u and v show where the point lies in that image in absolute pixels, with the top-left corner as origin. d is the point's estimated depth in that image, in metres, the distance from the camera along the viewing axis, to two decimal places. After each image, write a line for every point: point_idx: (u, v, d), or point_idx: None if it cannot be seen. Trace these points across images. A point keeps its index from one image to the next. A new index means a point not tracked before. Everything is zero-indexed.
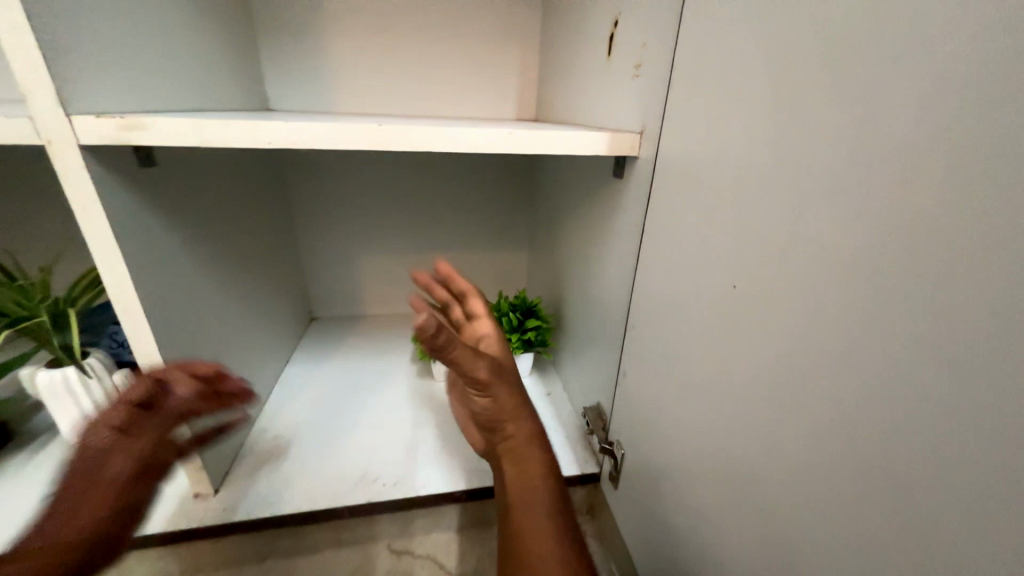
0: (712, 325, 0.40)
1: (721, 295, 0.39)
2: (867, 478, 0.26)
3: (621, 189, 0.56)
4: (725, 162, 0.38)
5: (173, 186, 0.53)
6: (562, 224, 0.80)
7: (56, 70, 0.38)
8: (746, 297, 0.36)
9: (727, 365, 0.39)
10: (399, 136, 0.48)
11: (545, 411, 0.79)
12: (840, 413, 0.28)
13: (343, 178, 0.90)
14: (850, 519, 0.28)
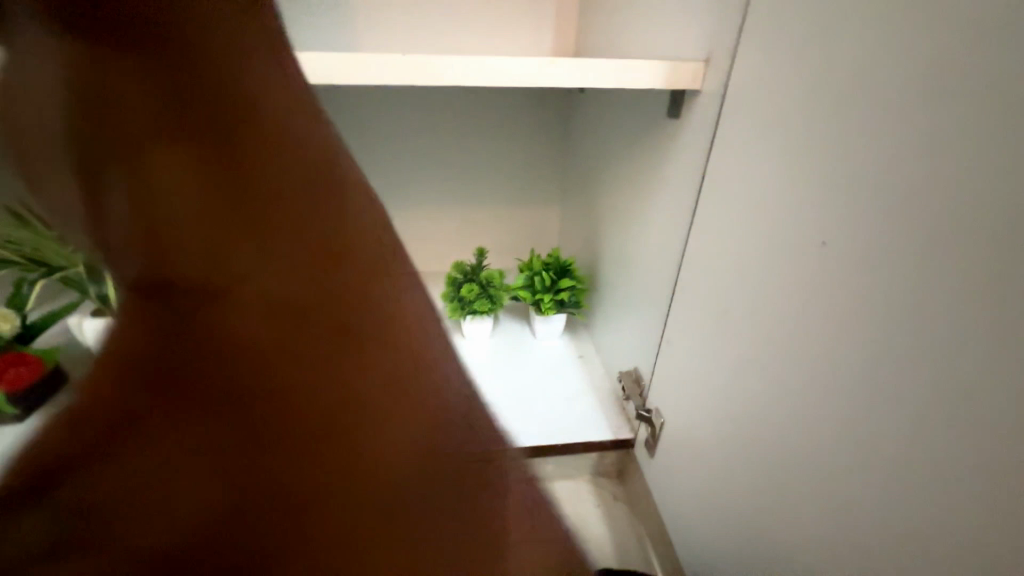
0: (789, 285, 0.35)
1: (805, 250, 0.34)
2: (1002, 455, 0.23)
3: (675, 131, 0.49)
4: (823, 89, 0.32)
5: None
6: (603, 174, 0.73)
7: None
8: (843, 253, 0.31)
9: (807, 332, 0.34)
10: (426, 70, 0.42)
11: (578, 373, 0.76)
12: (965, 383, 0.24)
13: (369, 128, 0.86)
14: (970, 501, 0.24)
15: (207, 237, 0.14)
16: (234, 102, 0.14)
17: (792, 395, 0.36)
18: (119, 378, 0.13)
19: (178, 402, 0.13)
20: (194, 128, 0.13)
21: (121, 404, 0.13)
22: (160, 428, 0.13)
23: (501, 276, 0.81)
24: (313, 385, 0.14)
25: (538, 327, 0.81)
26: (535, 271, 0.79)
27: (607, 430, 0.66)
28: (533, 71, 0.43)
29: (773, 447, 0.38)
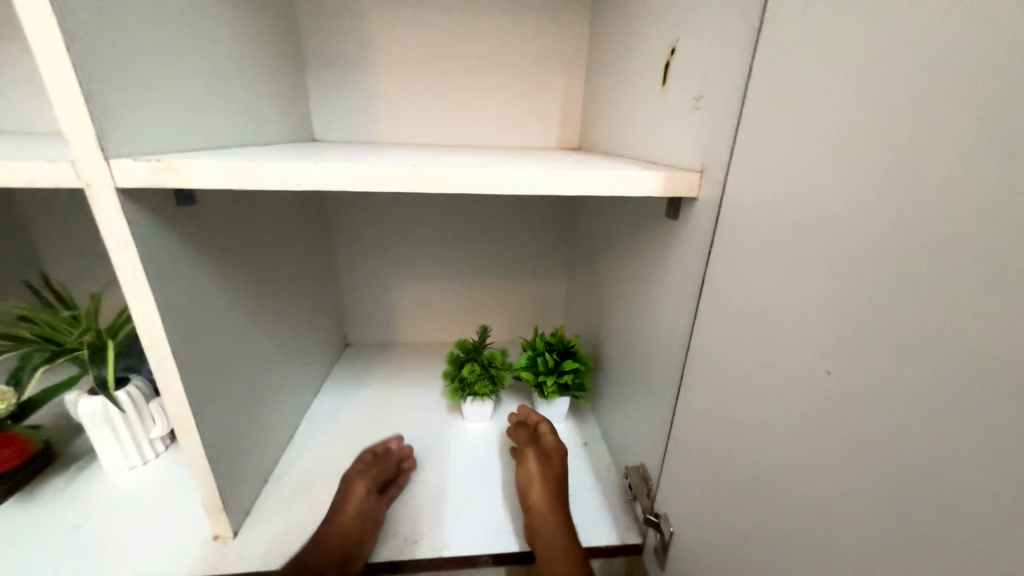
0: (797, 406, 0.32)
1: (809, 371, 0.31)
2: None
3: (676, 231, 0.50)
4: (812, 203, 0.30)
5: (214, 226, 0.53)
6: (607, 258, 0.74)
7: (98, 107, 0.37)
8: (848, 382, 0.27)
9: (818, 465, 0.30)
10: (434, 179, 0.44)
11: (582, 463, 0.73)
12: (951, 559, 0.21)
13: (386, 208, 0.91)
14: None
15: (546, 488, 0.62)
16: (554, 455, 0.68)
17: (787, 525, 0.32)
18: (532, 510, 0.60)
19: (531, 515, 0.60)
20: (548, 465, 0.66)
21: (534, 519, 0.59)
22: (548, 530, 0.58)
23: (502, 355, 0.80)
24: (558, 521, 0.59)
25: (542, 410, 0.79)
26: (537, 352, 0.77)
27: (613, 533, 0.61)
28: (533, 179, 0.45)
29: None
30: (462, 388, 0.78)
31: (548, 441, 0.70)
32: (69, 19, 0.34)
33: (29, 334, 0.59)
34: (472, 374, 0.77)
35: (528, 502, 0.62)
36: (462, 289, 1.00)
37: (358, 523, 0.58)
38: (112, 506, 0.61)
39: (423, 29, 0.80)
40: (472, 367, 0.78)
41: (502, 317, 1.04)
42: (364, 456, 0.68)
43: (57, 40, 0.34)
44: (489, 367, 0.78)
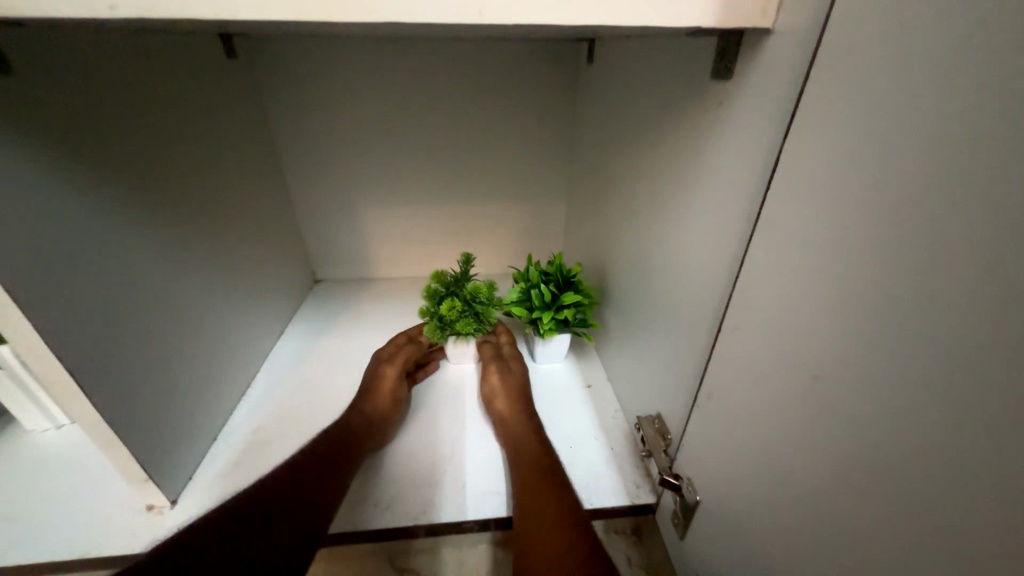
0: (953, 354, 0.19)
1: (1002, 295, 0.17)
2: None
3: (724, 100, 0.34)
4: None
5: (62, 112, 0.37)
6: (618, 163, 0.58)
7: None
8: None
9: (994, 454, 0.17)
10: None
11: (585, 409, 0.63)
12: None
13: (344, 113, 0.74)
14: None
15: (511, 399, 0.59)
16: (518, 367, 0.64)
17: (896, 527, 0.21)
18: (502, 424, 0.57)
19: (504, 429, 0.57)
20: (512, 377, 0.62)
21: (506, 431, 0.56)
22: (519, 445, 0.54)
23: (491, 288, 0.67)
24: (530, 433, 0.55)
25: (539, 349, 0.67)
26: (532, 283, 0.64)
27: (621, 494, 0.52)
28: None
29: None
30: (442, 327, 0.65)
31: (512, 353, 0.66)
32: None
33: None
34: (453, 311, 0.64)
35: (497, 415, 0.58)
36: (442, 212, 0.86)
37: (391, 404, 0.59)
38: (31, 473, 0.52)
39: None
40: (453, 302, 0.64)
41: (490, 245, 0.91)
42: (390, 345, 0.66)
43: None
44: (474, 303, 0.66)
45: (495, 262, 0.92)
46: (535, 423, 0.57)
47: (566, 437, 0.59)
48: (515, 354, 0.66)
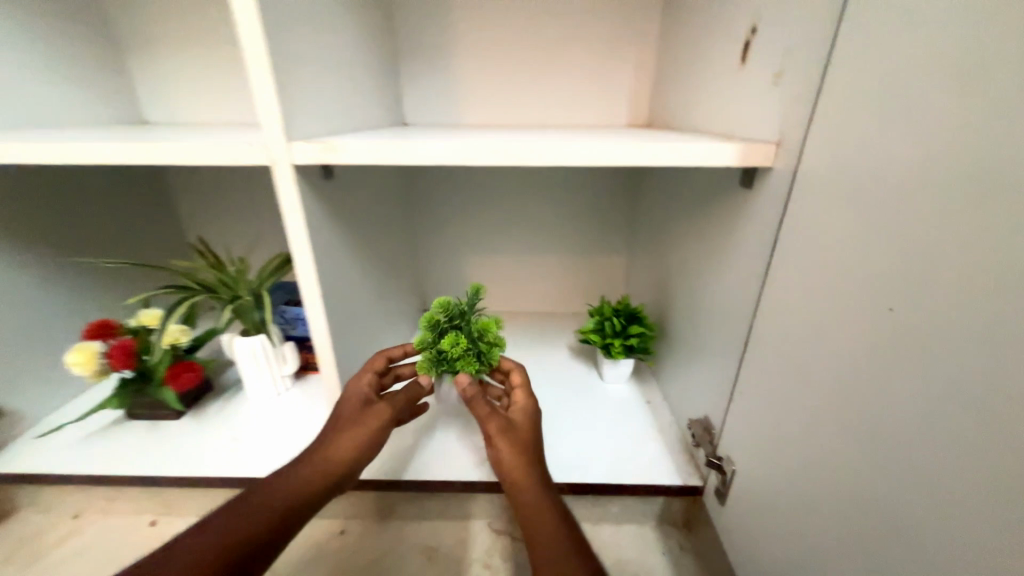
0: (869, 345, 0.36)
1: (881, 312, 0.35)
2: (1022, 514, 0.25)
3: (750, 199, 0.54)
4: (889, 170, 0.34)
5: (342, 196, 0.64)
6: (674, 229, 0.78)
7: (282, 93, 0.48)
8: (913, 320, 0.32)
9: (885, 388, 0.35)
10: (535, 154, 0.53)
11: (644, 419, 0.80)
12: (996, 449, 0.27)
13: (465, 186, 1.00)
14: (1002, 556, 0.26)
15: (517, 458, 0.57)
16: (524, 419, 0.61)
17: (852, 448, 0.38)
18: (510, 483, 0.56)
19: (512, 488, 0.56)
20: (518, 433, 0.59)
21: (515, 493, 0.55)
22: (531, 509, 0.53)
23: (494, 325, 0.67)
24: (539, 497, 0.54)
25: (608, 370, 0.85)
26: (605, 317, 0.83)
27: (675, 477, 0.68)
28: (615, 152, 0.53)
29: (850, 505, 0.38)
30: (439, 362, 0.65)
31: (519, 404, 0.62)
32: (266, 20, 0.44)
33: (202, 285, 0.75)
34: (455, 348, 0.64)
35: (503, 474, 0.57)
36: (528, 260, 1.08)
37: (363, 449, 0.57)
38: (259, 425, 0.77)
39: (505, 14, 0.87)
40: (454, 337, 0.65)
41: (564, 288, 1.11)
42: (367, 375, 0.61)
43: (262, 34, 0.44)
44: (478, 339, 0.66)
45: (567, 302, 1.13)
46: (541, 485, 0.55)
47: (629, 437, 0.76)
48: (523, 405, 0.62)
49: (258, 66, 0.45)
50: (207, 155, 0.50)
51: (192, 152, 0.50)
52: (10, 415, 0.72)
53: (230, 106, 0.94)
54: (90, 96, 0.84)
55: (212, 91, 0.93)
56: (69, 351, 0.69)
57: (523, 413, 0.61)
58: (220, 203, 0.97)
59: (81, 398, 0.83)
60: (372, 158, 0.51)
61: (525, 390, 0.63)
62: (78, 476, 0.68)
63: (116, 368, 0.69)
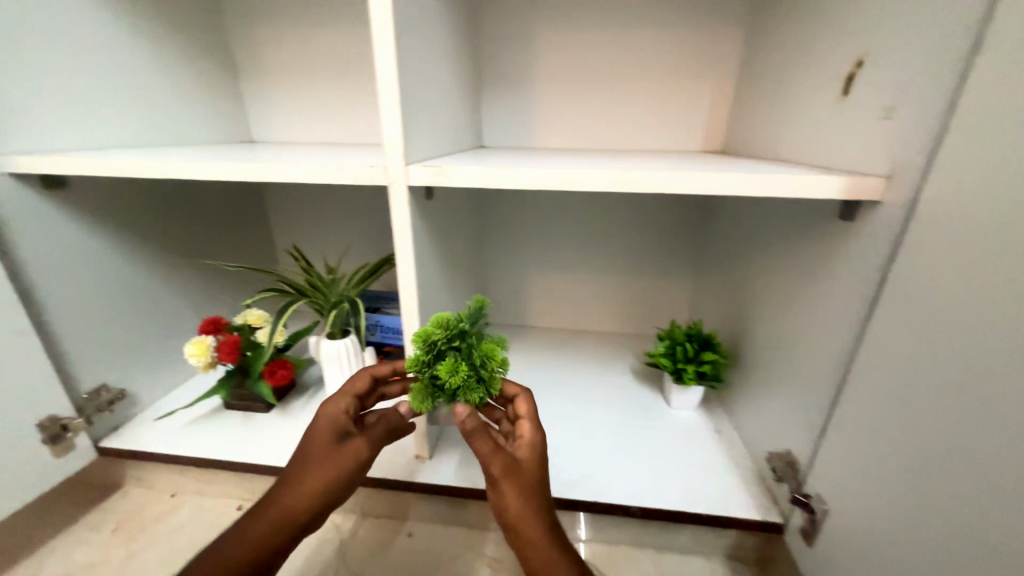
0: (996, 388, 0.35)
1: (1010, 356, 0.34)
2: None
3: (850, 232, 0.53)
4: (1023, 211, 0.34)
5: (436, 214, 0.68)
6: (754, 256, 0.77)
7: (403, 122, 0.53)
8: None
9: (1014, 435, 0.33)
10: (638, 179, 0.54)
11: (716, 447, 0.77)
12: None
13: (536, 205, 1.04)
14: None
15: (523, 506, 0.52)
16: (532, 457, 0.55)
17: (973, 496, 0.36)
18: (516, 530, 0.52)
19: (517, 534, 0.52)
20: (526, 479, 0.53)
21: (521, 540, 0.51)
22: (539, 559, 0.50)
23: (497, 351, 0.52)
24: (548, 547, 0.51)
25: (677, 395, 0.84)
26: (677, 341, 0.83)
27: (753, 510, 0.66)
28: (716, 182, 0.53)
29: (971, 558, 0.36)
30: (435, 392, 0.51)
31: (529, 440, 0.56)
32: (400, 59, 0.50)
33: (299, 290, 0.81)
34: (449, 377, 0.49)
35: (507, 521, 0.52)
36: (591, 280, 1.10)
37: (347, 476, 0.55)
38: None
39: (585, 45, 0.91)
40: (454, 364, 0.50)
41: (627, 309, 1.11)
42: (348, 396, 0.59)
43: (396, 71, 0.50)
44: (480, 366, 0.51)
45: (629, 323, 1.12)
46: (549, 532, 0.52)
47: (700, 465, 0.74)
48: (532, 442, 0.55)
49: (389, 100, 0.51)
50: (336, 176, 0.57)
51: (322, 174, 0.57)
52: (128, 396, 0.81)
53: (326, 127, 1.03)
54: (212, 117, 0.95)
55: (311, 115, 1.03)
56: (187, 343, 0.77)
57: (531, 451, 0.55)
58: (309, 214, 1.05)
59: (181, 386, 0.91)
60: (480, 182, 0.55)
61: (533, 421, 0.56)
62: (180, 457, 0.74)
63: (224, 361, 0.76)
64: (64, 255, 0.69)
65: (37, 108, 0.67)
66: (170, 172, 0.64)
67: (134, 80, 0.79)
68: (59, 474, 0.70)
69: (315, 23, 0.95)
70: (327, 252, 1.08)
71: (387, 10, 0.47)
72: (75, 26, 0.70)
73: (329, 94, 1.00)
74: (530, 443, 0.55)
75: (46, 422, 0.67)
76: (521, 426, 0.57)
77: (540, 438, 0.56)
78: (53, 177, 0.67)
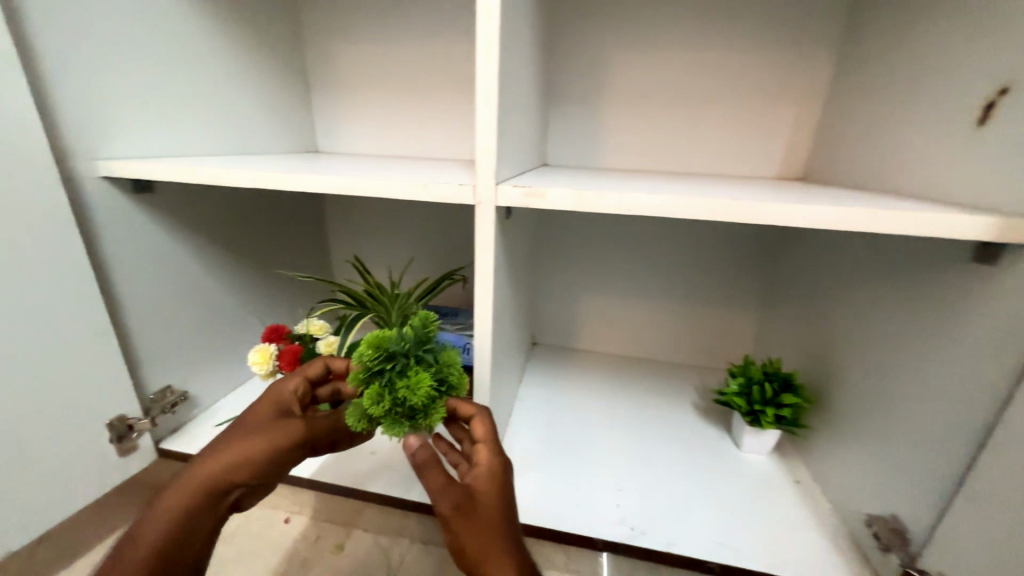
0: None
1: None
2: None
3: (993, 277, 0.48)
4: None
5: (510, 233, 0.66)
6: (846, 295, 0.71)
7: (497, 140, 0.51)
8: None
9: None
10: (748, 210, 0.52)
11: (797, 500, 0.71)
12: None
13: (597, 226, 1.00)
14: None
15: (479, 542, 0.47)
16: (490, 487, 0.50)
17: None
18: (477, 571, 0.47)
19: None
20: (482, 512, 0.48)
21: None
22: None
23: (424, 377, 0.47)
24: None
25: (749, 438, 0.78)
26: (753, 380, 0.77)
27: None
28: (837, 216, 0.50)
29: None
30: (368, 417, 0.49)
31: (483, 466, 0.50)
32: (501, 77, 0.48)
33: (362, 303, 0.80)
34: (373, 402, 0.47)
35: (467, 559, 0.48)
36: (649, 305, 1.05)
37: (270, 462, 0.52)
38: None
39: (662, 66, 0.88)
40: (380, 389, 0.47)
41: (685, 338, 1.06)
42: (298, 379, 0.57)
43: (496, 89, 0.48)
44: (405, 394, 0.47)
45: (687, 353, 1.07)
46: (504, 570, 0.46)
47: (784, 520, 0.67)
48: (487, 469, 0.50)
49: (487, 118, 0.49)
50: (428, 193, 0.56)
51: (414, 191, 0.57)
52: (189, 398, 0.81)
53: (392, 140, 1.04)
54: (283, 127, 0.97)
55: (377, 127, 1.04)
56: (250, 351, 0.77)
57: (486, 479, 0.50)
58: (368, 225, 1.05)
59: (236, 391, 0.91)
60: (571, 205, 0.53)
61: (488, 445, 0.51)
62: None
63: (284, 370, 0.76)
64: (145, 257, 0.71)
65: (135, 116, 0.69)
66: (255, 182, 0.65)
67: (220, 91, 0.82)
68: (121, 474, 0.70)
69: (390, 40, 0.97)
70: (382, 264, 1.08)
71: (495, 27, 0.46)
72: (173, 38, 0.73)
73: (397, 107, 1.01)
74: (486, 471, 0.50)
75: (115, 421, 0.68)
76: (478, 453, 0.51)
77: (498, 465, 0.51)
78: (143, 182, 0.69)
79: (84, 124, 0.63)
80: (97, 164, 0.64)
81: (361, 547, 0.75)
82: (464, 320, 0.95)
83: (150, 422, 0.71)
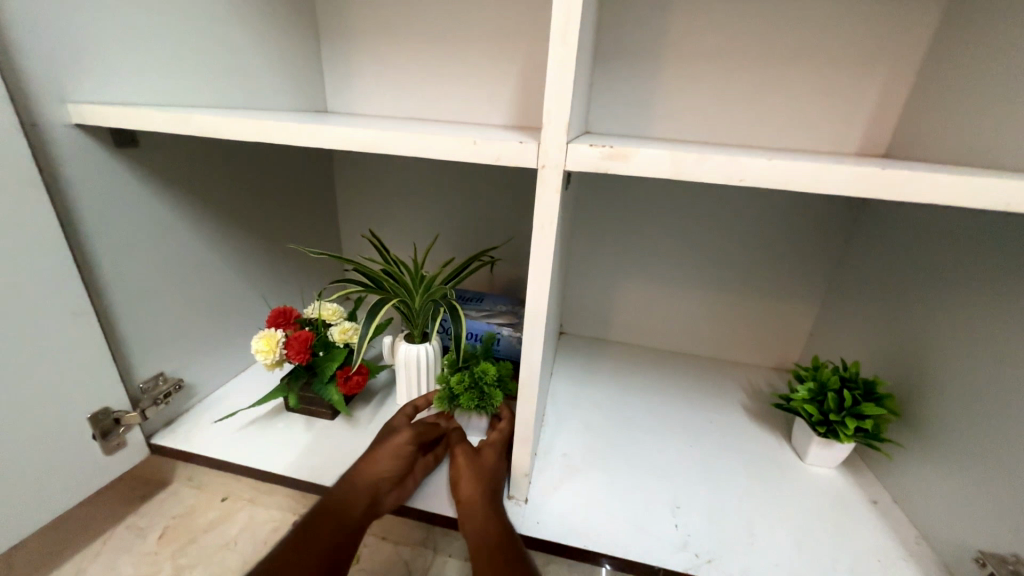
0: None
1: None
2: None
3: None
4: None
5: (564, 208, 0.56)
6: (948, 292, 0.61)
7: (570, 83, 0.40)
8: None
9: None
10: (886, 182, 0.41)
11: (879, 526, 0.62)
12: None
13: (640, 204, 0.90)
14: None
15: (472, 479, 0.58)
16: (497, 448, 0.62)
17: None
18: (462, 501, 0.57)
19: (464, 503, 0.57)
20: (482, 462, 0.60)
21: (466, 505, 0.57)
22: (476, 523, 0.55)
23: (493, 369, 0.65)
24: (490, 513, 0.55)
25: (815, 451, 0.69)
26: (826, 386, 0.68)
27: None
28: (989, 191, 0.40)
29: None
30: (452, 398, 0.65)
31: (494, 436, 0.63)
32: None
33: (380, 285, 0.70)
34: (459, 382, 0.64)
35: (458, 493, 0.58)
36: (693, 295, 0.95)
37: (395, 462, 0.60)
38: None
39: (731, 17, 0.76)
40: (462, 375, 0.65)
41: (732, 333, 0.96)
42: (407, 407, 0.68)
43: (577, 9, 0.38)
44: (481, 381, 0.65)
45: (732, 349, 0.98)
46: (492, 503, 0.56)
47: (870, 550, 0.58)
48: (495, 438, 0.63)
49: (563, 48, 0.40)
50: (472, 151, 0.46)
51: (456, 149, 0.47)
52: (185, 387, 0.72)
53: (413, 101, 0.92)
54: (291, 81, 0.85)
55: (396, 86, 0.92)
56: (254, 337, 0.67)
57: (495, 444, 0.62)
58: (385, 199, 0.95)
59: (238, 378, 0.82)
60: (660, 172, 0.43)
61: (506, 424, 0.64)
62: (239, 466, 0.64)
63: (292, 360, 0.66)
64: (130, 225, 0.60)
65: (116, 52, 0.58)
66: (260, 137, 0.54)
67: (217, 32, 0.70)
68: (109, 473, 0.61)
69: None
70: (399, 241, 0.98)
71: None
72: None
73: (421, 62, 0.89)
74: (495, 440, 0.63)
75: (99, 414, 0.59)
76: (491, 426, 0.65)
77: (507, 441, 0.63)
78: (126, 134, 0.58)
79: (52, 57, 0.52)
80: (69, 108, 0.53)
81: (382, 557, 0.66)
82: (491, 306, 0.85)
83: (139, 416, 0.61)
